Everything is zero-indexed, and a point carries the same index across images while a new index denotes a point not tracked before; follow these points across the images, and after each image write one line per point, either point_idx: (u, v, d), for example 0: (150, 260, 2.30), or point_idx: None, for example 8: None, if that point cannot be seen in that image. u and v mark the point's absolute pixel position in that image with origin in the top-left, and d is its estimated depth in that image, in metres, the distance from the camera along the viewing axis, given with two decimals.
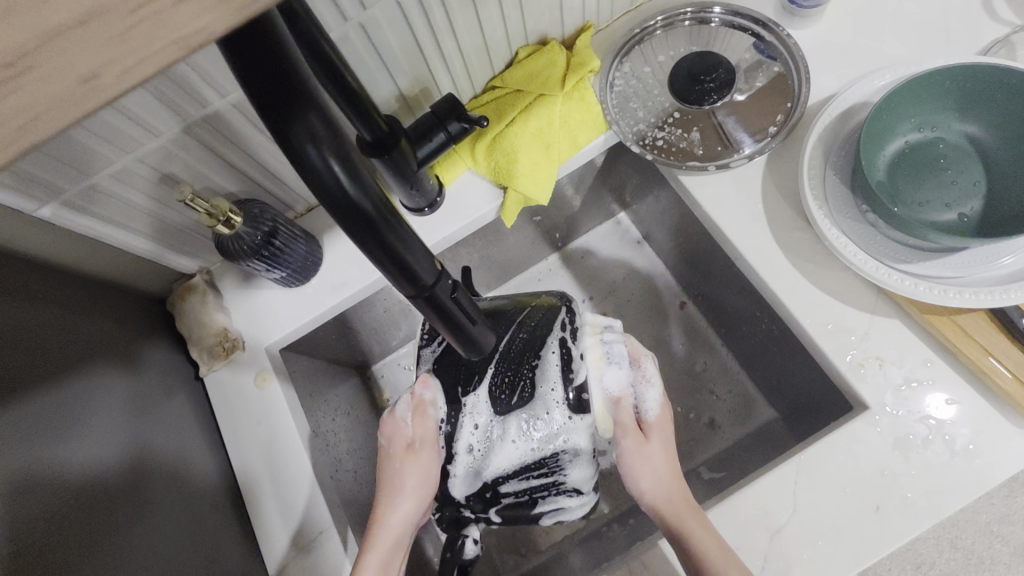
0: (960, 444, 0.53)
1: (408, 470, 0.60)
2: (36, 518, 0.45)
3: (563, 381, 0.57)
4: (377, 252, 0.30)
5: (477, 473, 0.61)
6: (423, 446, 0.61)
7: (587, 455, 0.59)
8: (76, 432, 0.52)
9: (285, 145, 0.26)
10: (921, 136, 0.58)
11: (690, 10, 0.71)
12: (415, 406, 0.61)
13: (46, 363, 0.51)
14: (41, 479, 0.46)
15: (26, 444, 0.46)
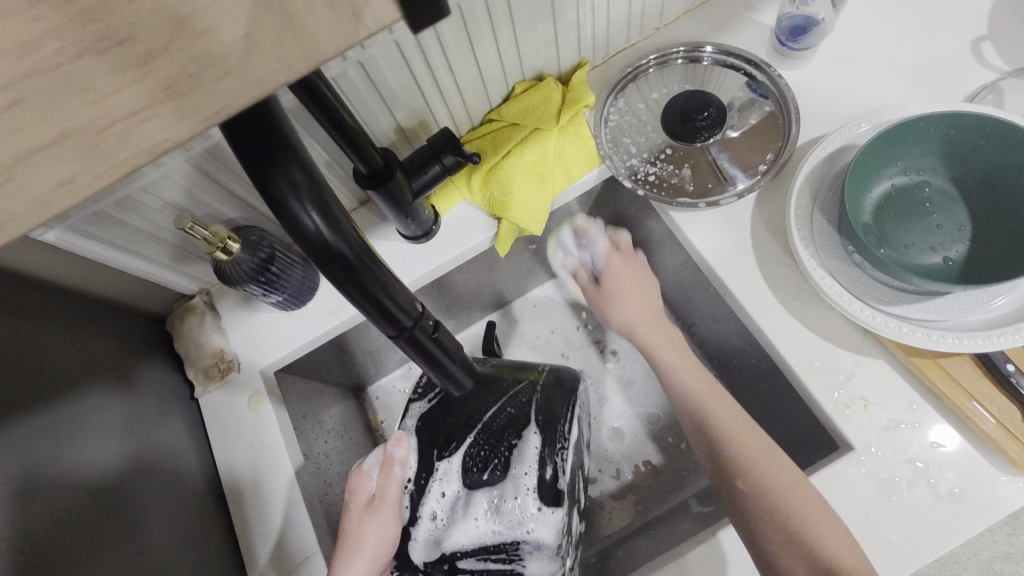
0: (945, 488, 0.53)
1: (365, 525, 0.60)
2: (28, 537, 0.45)
3: (538, 466, 0.62)
4: (357, 296, 0.31)
5: (437, 542, 0.63)
6: (382, 505, 0.62)
7: (551, 551, 0.60)
8: (68, 452, 0.53)
9: (268, 195, 0.28)
10: (907, 180, 0.59)
11: (683, 48, 0.73)
12: (384, 462, 0.64)
13: (35, 386, 0.52)
14: (33, 498, 0.47)
15: (13, 466, 0.47)
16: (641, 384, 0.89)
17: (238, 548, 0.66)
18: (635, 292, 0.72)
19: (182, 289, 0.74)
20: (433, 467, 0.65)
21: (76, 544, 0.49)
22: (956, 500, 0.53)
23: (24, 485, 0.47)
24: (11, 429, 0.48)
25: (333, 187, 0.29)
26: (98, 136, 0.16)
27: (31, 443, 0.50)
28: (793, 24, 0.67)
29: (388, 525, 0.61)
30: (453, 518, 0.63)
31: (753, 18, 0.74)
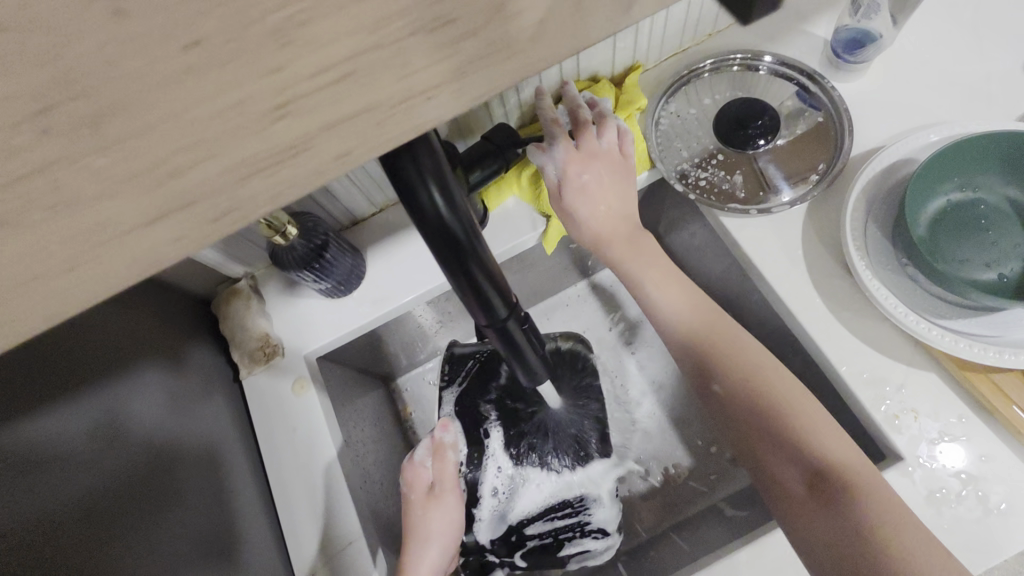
0: (993, 502, 0.54)
1: (432, 511, 0.66)
2: (84, 507, 0.46)
3: (578, 410, 0.83)
4: (463, 282, 0.32)
5: (502, 517, 0.76)
6: (443, 488, 0.68)
7: (608, 481, 0.81)
8: (119, 423, 0.53)
9: (396, 180, 0.28)
10: (963, 196, 0.59)
11: (739, 56, 0.73)
12: (434, 450, 0.70)
13: (86, 363, 0.52)
14: (89, 468, 0.48)
15: (62, 443, 0.47)
16: (673, 387, 0.90)
17: (280, 530, 0.67)
18: (604, 190, 0.63)
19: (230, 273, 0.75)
20: (482, 445, 0.76)
21: (130, 515, 0.50)
22: (1004, 514, 0.53)
23: (78, 455, 0.48)
24: (64, 400, 0.48)
25: (453, 174, 0.29)
26: (388, 113, 0.18)
27: (85, 414, 0.50)
28: (851, 37, 0.68)
29: (450, 508, 0.67)
30: (511, 486, 0.77)
31: (806, 28, 0.74)
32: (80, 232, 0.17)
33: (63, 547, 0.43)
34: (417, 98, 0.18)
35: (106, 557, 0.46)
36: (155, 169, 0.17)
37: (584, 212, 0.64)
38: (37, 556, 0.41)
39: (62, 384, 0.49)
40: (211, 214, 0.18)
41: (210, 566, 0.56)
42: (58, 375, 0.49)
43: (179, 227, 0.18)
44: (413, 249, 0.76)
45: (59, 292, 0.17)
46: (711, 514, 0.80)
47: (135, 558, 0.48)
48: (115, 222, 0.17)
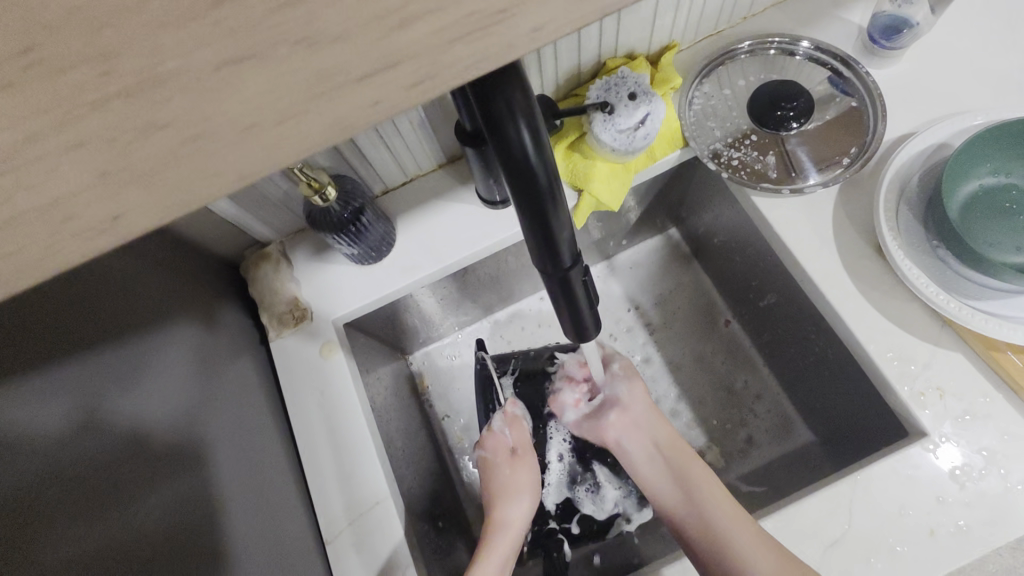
0: (1015, 479, 0.55)
1: (519, 469, 0.72)
2: (120, 456, 0.46)
3: None
4: (536, 226, 0.33)
5: (566, 481, 0.79)
6: (524, 452, 0.73)
7: None
8: (152, 379, 0.54)
9: (488, 114, 0.29)
10: (995, 181, 0.60)
11: (778, 39, 0.74)
12: (510, 420, 0.75)
13: (119, 315, 0.52)
14: (124, 420, 0.48)
15: (99, 388, 0.47)
16: (689, 367, 0.91)
17: (306, 490, 0.67)
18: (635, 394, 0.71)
19: (259, 237, 0.75)
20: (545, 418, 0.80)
21: (161, 468, 0.50)
22: None
23: (114, 407, 0.48)
24: (99, 353, 0.49)
25: (540, 115, 0.30)
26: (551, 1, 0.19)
27: (120, 367, 0.50)
28: (887, 23, 0.69)
29: (530, 467, 0.72)
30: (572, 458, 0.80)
31: (841, 15, 0.75)
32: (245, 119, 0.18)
33: (102, 493, 0.43)
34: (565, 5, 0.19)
35: (139, 502, 0.46)
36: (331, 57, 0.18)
37: (636, 459, 0.69)
38: (73, 491, 0.41)
39: (98, 333, 0.49)
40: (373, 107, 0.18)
41: (238, 521, 0.56)
42: (94, 327, 0.49)
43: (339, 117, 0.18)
44: (441, 220, 0.76)
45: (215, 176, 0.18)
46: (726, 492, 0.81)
47: (168, 511, 0.48)
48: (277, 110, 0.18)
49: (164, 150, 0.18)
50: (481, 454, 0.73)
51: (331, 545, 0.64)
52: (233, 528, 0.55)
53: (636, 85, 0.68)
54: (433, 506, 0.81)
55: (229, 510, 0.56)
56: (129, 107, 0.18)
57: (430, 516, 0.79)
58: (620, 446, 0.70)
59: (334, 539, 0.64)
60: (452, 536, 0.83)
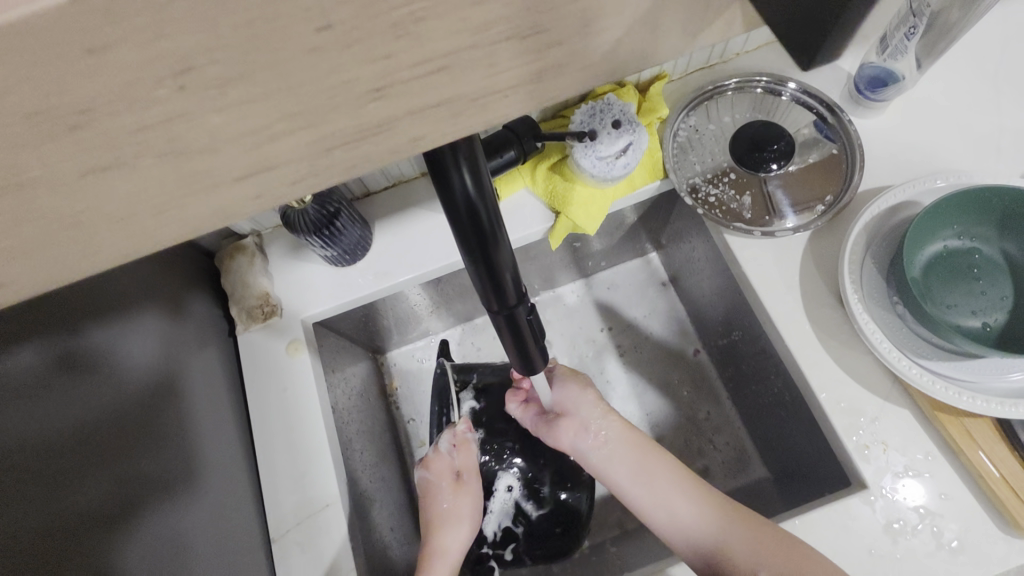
0: (947, 539, 0.56)
1: (461, 494, 0.73)
2: (64, 441, 0.46)
3: None
4: (480, 265, 0.33)
5: (505, 512, 0.80)
6: (468, 476, 0.74)
7: None
8: (110, 365, 0.53)
9: (432, 160, 0.29)
10: (960, 244, 0.61)
11: (765, 79, 0.74)
12: (457, 441, 0.76)
13: (85, 295, 0.53)
14: (74, 406, 0.48)
15: (54, 367, 0.47)
16: (655, 392, 0.92)
17: (258, 486, 0.68)
18: (570, 389, 0.71)
19: (236, 229, 0.76)
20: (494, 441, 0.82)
21: (111, 455, 0.50)
22: (956, 551, 0.56)
23: (64, 392, 0.47)
24: (55, 336, 0.48)
25: (485, 162, 0.31)
26: (461, 106, 0.19)
27: (76, 352, 0.50)
28: (873, 74, 0.70)
29: (470, 493, 0.74)
30: (515, 490, 0.81)
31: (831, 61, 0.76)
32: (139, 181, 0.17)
33: (40, 475, 0.43)
34: (499, 95, 0.19)
35: (83, 479, 0.46)
36: (226, 132, 0.17)
37: (608, 468, 0.67)
38: (10, 464, 0.41)
39: (59, 311, 0.49)
40: (293, 180, 0.19)
41: (190, 509, 0.56)
42: (53, 310, 0.49)
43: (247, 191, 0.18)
44: (417, 229, 0.77)
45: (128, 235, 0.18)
46: None
47: (113, 498, 0.48)
48: (181, 182, 0.17)
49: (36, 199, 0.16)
50: (424, 475, 0.74)
51: (276, 542, 0.65)
52: (184, 516, 0.55)
53: (620, 113, 0.68)
54: (387, 511, 0.81)
55: (179, 504, 0.55)
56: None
57: (383, 521, 0.79)
58: (577, 451, 0.70)
59: (280, 537, 0.65)
60: (404, 540, 0.84)
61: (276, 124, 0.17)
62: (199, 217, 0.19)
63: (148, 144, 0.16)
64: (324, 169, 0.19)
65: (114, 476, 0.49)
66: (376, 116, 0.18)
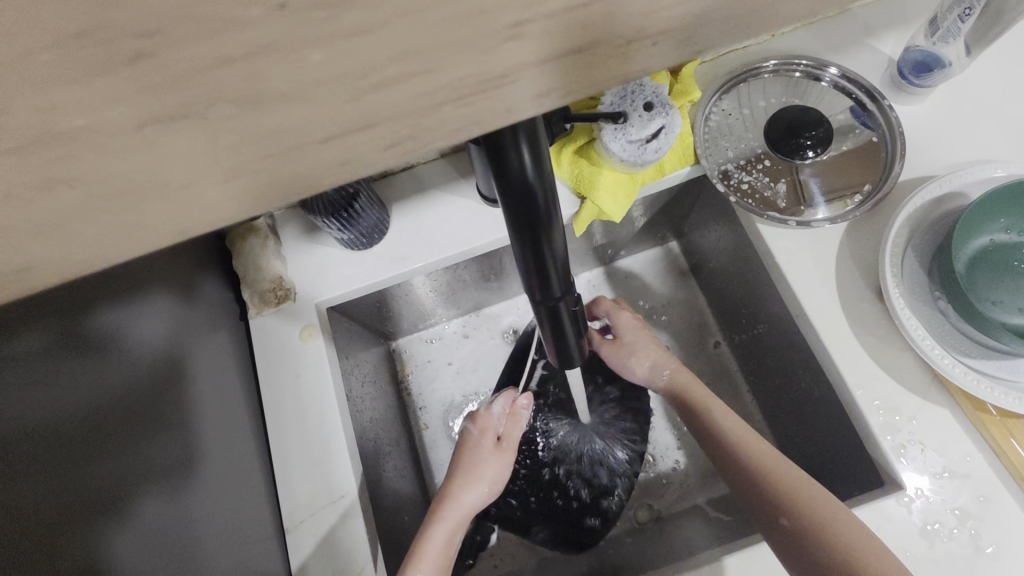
0: (985, 543, 0.55)
1: (496, 455, 0.72)
2: (74, 429, 0.44)
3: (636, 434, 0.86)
4: (529, 252, 0.31)
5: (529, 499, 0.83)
6: (508, 445, 0.73)
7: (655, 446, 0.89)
8: (115, 352, 0.50)
9: (487, 136, 0.26)
10: (1007, 239, 0.58)
11: (804, 62, 0.71)
12: (511, 410, 0.76)
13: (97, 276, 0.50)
14: (74, 394, 0.44)
15: (63, 351, 0.45)
16: None
17: (270, 476, 0.66)
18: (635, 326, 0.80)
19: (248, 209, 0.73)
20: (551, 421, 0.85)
21: (113, 448, 0.46)
22: (994, 556, 0.54)
23: (66, 378, 0.44)
24: (60, 320, 0.45)
25: (545, 139, 0.28)
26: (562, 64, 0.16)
27: (80, 337, 0.47)
28: (919, 59, 0.66)
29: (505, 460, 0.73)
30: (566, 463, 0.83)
31: (871, 43, 0.72)
32: (231, 125, 0.16)
33: (47, 464, 0.41)
34: (643, 42, 0.17)
35: (93, 469, 0.44)
36: (327, 69, 0.16)
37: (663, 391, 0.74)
38: (17, 455, 0.39)
39: (70, 293, 0.47)
40: (384, 141, 0.16)
41: (202, 497, 0.54)
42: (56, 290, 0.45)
43: (332, 155, 0.16)
44: (437, 213, 0.74)
45: (193, 201, 0.16)
46: (693, 516, 0.82)
47: (115, 495, 0.45)
48: (255, 140, 0.16)
49: (131, 149, 0.16)
50: (469, 426, 0.74)
51: (290, 532, 0.64)
52: (196, 505, 0.53)
53: (653, 94, 0.65)
54: (401, 501, 0.80)
55: (184, 500, 0.52)
56: (82, 86, 0.16)
57: (395, 512, 0.77)
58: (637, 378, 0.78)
59: (293, 527, 0.63)
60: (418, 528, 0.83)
61: (387, 62, 0.16)
62: (275, 180, 0.16)
63: (250, 83, 0.16)
64: (425, 128, 0.16)
65: (114, 472, 0.46)
66: (501, 62, 0.16)
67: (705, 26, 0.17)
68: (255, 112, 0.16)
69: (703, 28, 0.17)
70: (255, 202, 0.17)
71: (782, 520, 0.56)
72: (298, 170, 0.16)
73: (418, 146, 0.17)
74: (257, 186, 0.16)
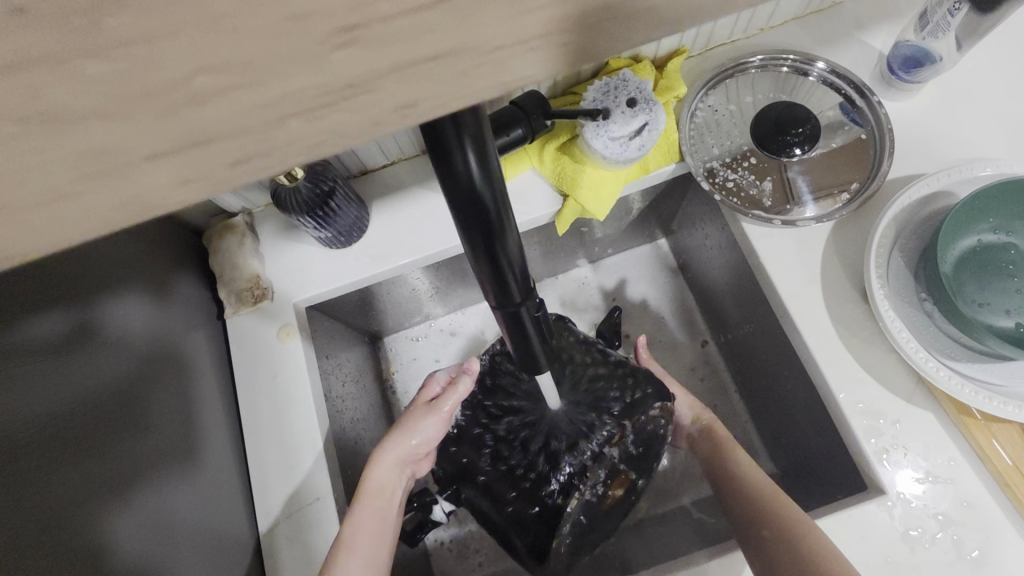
0: (968, 549, 0.54)
1: (425, 419, 0.65)
2: (34, 435, 0.42)
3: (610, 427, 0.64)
4: (483, 256, 0.29)
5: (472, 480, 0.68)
6: (438, 403, 0.66)
7: None
8: (79, 360, 0.48)
9: (431, 140, 0.25)
10: (995, 239, 0.57)
11: (792, 57, 0.69)
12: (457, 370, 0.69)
13: (62, 278, 0.49)
14: (34, 401, 0.43)
15: (24, 355, 0.43)
16: None
17: (247, 478, 0.65)
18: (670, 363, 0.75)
19: (225, 206, 0.71)
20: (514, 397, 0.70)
21: (72, 462, 0.44)
22: (975, 562, 0.53)
23: (26, 382, 0.43)
24: (21, 324, 0.44)
25: (494, 141, 0.27)
26: (478, 60, 0.14)
27: (39, 346, 0.45)
28: (908, 54, 0.65)
29: (439, 425, 0.66)
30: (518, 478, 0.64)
31: (862, 38, 0.71)
32: (13, 144, 0.13)
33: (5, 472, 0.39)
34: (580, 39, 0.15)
35: (53, 476, 0.42)
36: (125, 79, 0.13)
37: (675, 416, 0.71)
38: None
39: (32, 297, 0.45)
40: (228, 158, 0.14)
41: (173, 503, 0.53)
42: (12, 299, 0.43)
43: (164, 173, 0.13)
44: (419, 210, 0.73)
45: None
46: (678, 517, 0.81)
47: (77, 503, 0.44)
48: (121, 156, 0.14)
49: None
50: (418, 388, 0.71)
51: (266, 536, 0.63)
52: (166, 511, 0.52)
53: (636, 90, 0.63)
54: None
55: (153, 514, 0.50)
56: None
57: None
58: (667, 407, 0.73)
59: (270, 530, 0.63)
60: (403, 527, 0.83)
61: (202, 75, 0.13)
62: (94, 205, 0.13)
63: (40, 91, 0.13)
64: (272, 145, 0.14)
65: (71, 488, 0.44)
66: (346, 71, 0.13)
67: (608, 25, 0.15)
68: (34, 128, 0.12)
69: (638, 27, 0.15)
70: (77, 230, 0.14)
71: (765, 531, 0.55)
72: (127, 192, 0.13)
73: (279, 159, 0.14)
74: (66, 216, 0.13)
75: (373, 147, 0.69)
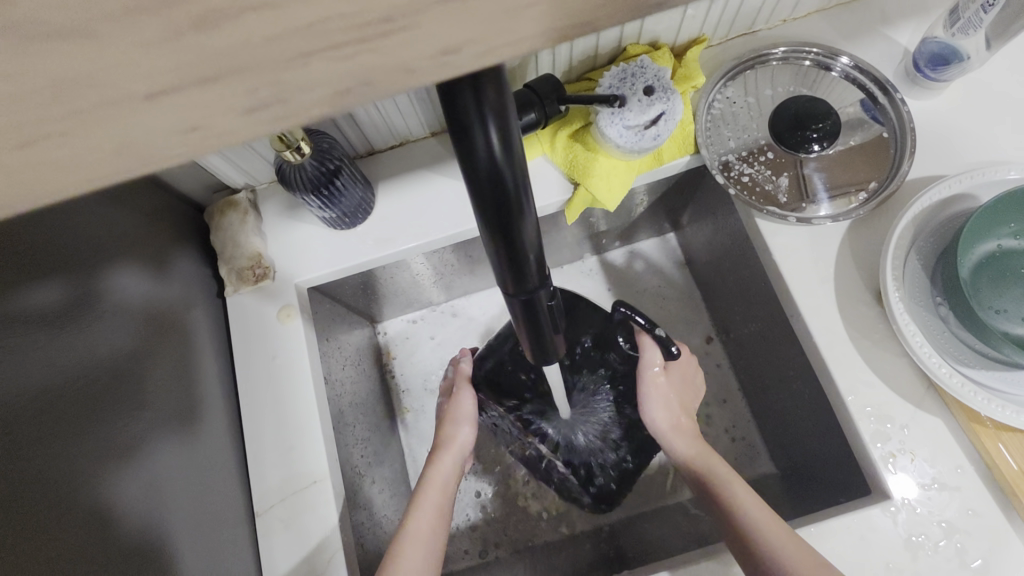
0: (971, 558, 0.53)
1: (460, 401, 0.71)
2: (21, 408, 0.41)
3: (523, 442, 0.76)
4: (500, 242, 0.28)
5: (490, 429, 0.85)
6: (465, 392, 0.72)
7: None
8: (74, 333, 0.47)
9: (450, 114, 0.24)
10: (1016, 245, 0.56)
11: (815, 50, 0.68)
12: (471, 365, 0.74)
13: (55, 247, 0.47)
14: (25, 372, 0.42)
15: (17, 324, 0.42)
16: None
17: (242, 459, 0.64)
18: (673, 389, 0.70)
19: (228, 182, 0.70)
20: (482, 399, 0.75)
21: (66, 437, 0.43)
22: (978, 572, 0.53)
23: (17, 354, 0.41)
24: (15, 291, 0.43)
25: (515, 117, 0.25)
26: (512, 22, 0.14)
27: (35, 316, 0.44)
28: (936, 51, 0.63)
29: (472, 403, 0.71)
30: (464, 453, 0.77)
31: (886, 32, 0.69)
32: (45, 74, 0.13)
33: None
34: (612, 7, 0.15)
35: (38, 448, 0.41)
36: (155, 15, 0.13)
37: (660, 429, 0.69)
38: None
39: (22, 266, 0.44)
40: (230, 98, 0.14)
41: (167, 477, 0.52)
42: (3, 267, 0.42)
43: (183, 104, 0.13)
44: (425, 194, 0.71)
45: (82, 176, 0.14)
46: (676, 514, 0.81)
47: (67, 476, 0.43)
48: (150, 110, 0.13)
49: None
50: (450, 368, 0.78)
51: (261, 517, 0.62)
52: (160, 485, 0.51)
53: (654, 78, 0.62)
54: (379, 488, 0.79)
55: (148, 488, 0.50)
56: None
57: (372, 497, 0.76)
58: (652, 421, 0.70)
59: (265, 511, 0.62)
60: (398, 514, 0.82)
61: (232, 8, 0.13)
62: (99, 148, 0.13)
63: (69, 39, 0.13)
64: (276, 89, 0.14)
65: (66, 460, 0.43)
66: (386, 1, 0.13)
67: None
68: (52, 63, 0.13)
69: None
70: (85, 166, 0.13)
71: None
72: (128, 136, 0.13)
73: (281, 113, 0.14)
74: (79, 156, 0.14)
75: (380, 126, 0.67)
